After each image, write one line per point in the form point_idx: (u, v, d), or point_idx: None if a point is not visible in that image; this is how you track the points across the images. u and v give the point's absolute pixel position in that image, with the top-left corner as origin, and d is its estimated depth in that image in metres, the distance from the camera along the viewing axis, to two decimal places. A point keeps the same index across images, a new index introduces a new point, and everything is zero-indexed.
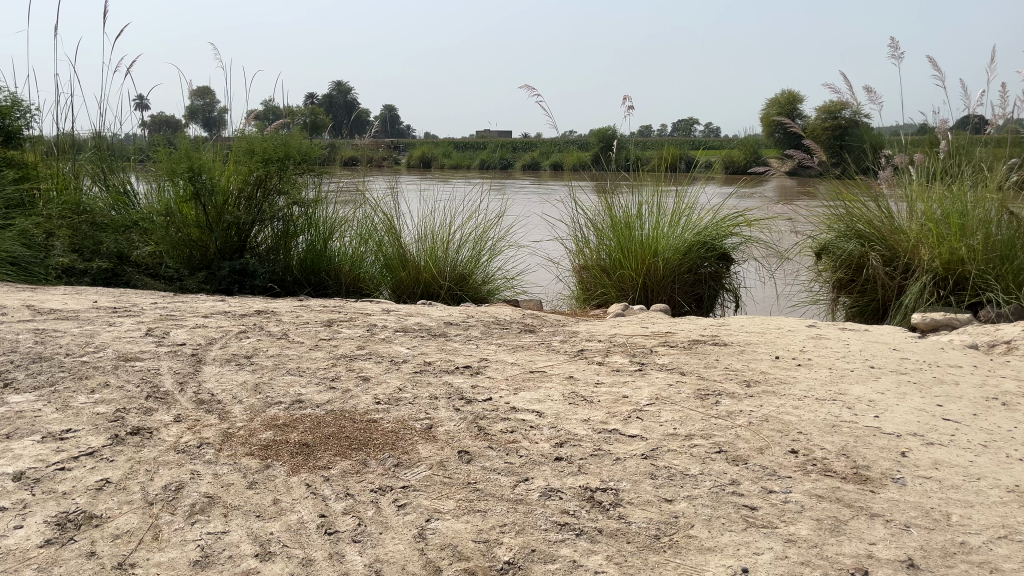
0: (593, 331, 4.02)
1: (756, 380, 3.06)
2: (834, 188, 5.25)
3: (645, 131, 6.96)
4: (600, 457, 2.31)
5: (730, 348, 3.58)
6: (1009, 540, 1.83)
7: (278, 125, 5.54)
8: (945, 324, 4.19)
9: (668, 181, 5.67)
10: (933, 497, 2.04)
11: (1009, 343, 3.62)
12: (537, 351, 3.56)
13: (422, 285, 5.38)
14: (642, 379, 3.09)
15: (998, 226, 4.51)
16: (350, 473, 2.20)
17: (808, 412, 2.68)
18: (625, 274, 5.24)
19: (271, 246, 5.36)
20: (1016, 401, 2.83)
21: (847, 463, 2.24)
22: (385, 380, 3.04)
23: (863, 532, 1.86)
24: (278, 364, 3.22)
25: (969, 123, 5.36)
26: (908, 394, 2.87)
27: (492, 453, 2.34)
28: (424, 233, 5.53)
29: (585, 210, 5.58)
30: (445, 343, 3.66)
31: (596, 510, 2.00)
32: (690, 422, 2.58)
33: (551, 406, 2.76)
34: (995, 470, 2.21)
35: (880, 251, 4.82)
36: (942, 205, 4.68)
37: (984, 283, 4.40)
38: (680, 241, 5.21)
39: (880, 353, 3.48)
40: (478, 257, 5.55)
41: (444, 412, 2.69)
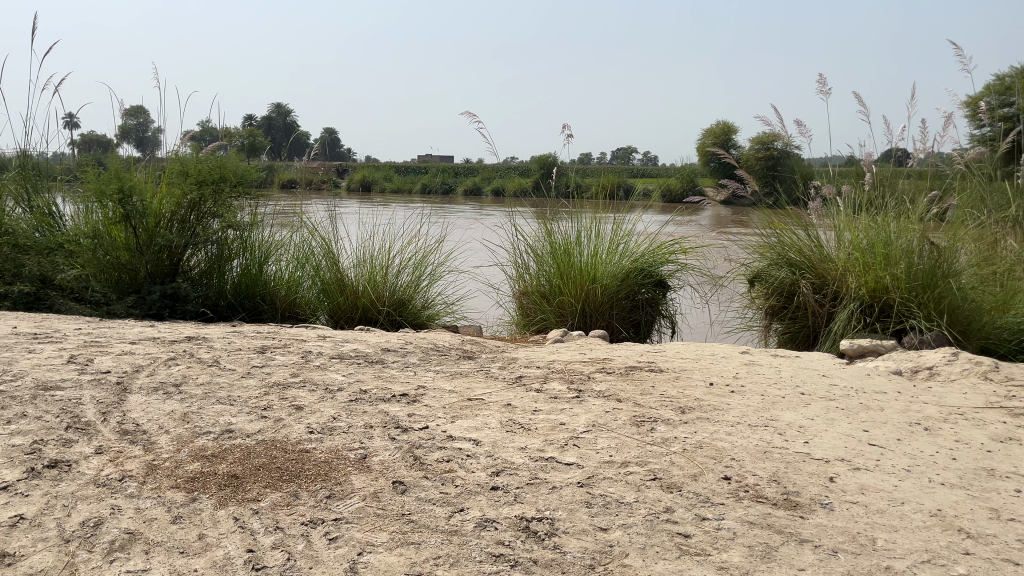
0: (531, 357, 4.03)
1: (691, 406, 3.10)
2: (767, 217, 5.39)
3: (584, 158, 7.07)
4: (536, 485, 2.30)
5: (666, 374, 3.62)
6: (932, 564, 1.87)
7: (215, 147, 5.43)
8: (872, 350, 4.32)
9: (607, 209, 5.77)
10: (859, 522, 2.08)
11: (931, 369, 3.76)
12: (476, 378, 3.54)
13: (360, 309, 5.29)
14: (579, 406, 3.10)
15: (921, 255, 4.62)
16: (280, 506, 2.15)
17: (741, 438, 2.72)
18: (565, 299, 5.27)
19: (203, 270, 5.23)
20: (938, 426, 2.93)
21: (778, 489, 2.28)
22: (319, 409, 2.97)
23: (793, 558, 1.89)
24: (208, 392, 3.12)
25: (892, 155, 5.59)
26: (835, 420, 2.95)
27: (427, 483, 2.31)
28: (362, 258, 5.47)
29: (525, 236, 5.62)
30: (382, 370, 3.62)
31: (531, 540, 1.98)
32: (626, 449, 2.60)
33: (488, 434, 2.74)
34: (917, 494, 2.27)
35: (810, 279, 4.97)
36: (867, 234, 4.82)
37: (908, 310, 4.54)
38: (618, 268, 5.28)
39: (810, 379, 3.57)
40: (418, 281, 5.50)
41: (379, 441, 2.65)
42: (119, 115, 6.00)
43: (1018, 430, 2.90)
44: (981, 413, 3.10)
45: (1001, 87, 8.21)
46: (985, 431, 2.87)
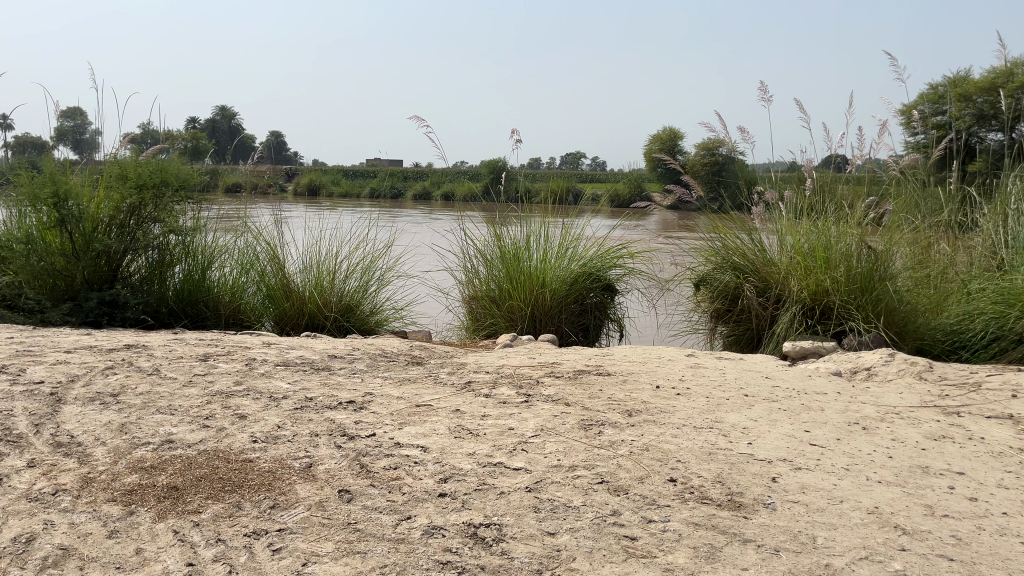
0: (480, 362, 4.02)
1: (638, 409, 3.13)
2: (712, 221, 5.48)
3: (533, 163, 7.09)
4: (484, 491, 2.29)
5: (613, 378, 3.65)
6: (870, 561, 1.91)
7: (156, 150, 5.33)
8: (814, 352, 4.42)
9: (555, 214, 5.80)
10: (800, 521, 2.12)
11: (869, 369, 3.86)
12: (424, 384, 3.52)
13: (306, 315, 5.20)
14: (528, 410, 3.10)
15: (859, 259, 4.75)
16: (222, 517, 2.10)
17: (686, 440, 2.76)
18: (514, 304, 5.27)
19: (144, 276, 5.10)
20: (876, 425, 3.01)
21: (722, 490, 2.31)
22: (263, 418, 2.92)
23: (736, 558, 1.92)
24: (148, 402, 3.04)
25: (832, 162, 5.73)
26: (778, 421, 3.00)
27: (374, 491, 2.29)
28: (309, 263, 5.38)
29: (474, 241, 5.60)
30: (328, 377, 3.57)
31: (479, 546, 1.97)
32: (573, 453, 2.61)
33: (436, 440, 2.73)
34: (856, 492, 2.33)
35: (754, 282, 5.06)
36: (809, 238, 4.93)
37: (847, 313, 4.66)
38: (567, 272, 5.31)
39: (754, 380, 3.63)
40: (366, 286, 5.44)
41: (325, 450, 2.61)
42: (55, 116, 5.81)
43: (950, 428, 3.00)
44: (916, 412, 3.20)
45: (934, 97, 8.51)
46: (920, 429, 2.96)
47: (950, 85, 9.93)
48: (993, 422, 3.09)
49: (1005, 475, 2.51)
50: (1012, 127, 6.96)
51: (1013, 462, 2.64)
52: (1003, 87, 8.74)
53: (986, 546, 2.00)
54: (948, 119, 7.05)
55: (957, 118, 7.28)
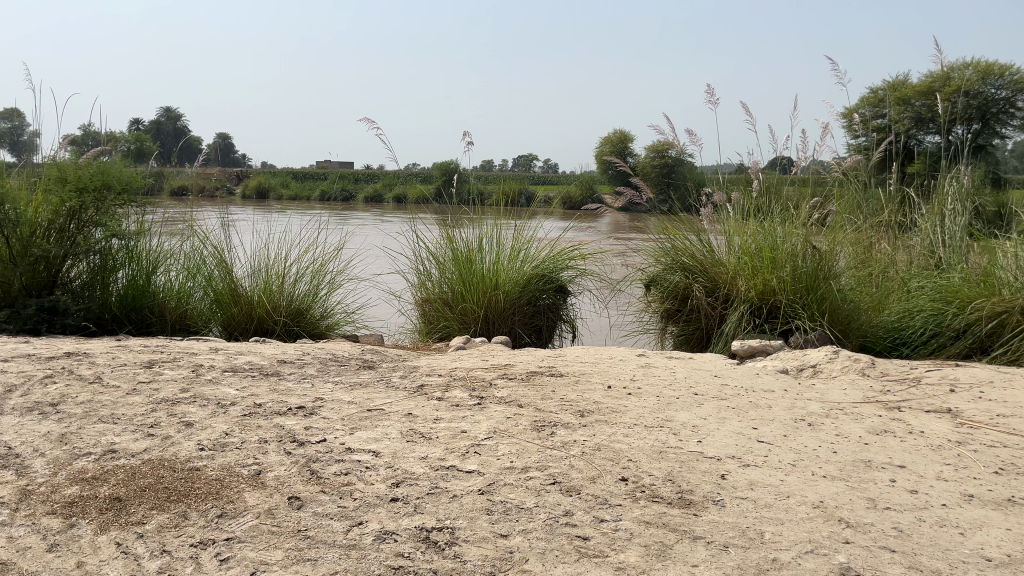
0: (433, 365, 4.00)
1: (590, 410, 3.15)
2: (662, 222, 5.53)
3: (485, 165, 7.09)
4: (436, 495, 2.28)
5: (566, 379, 3.67)
6: (815, 554, 1.95)
7: (98, 151, 5.17)
8: (761, 350, 4.49)
9: (507, 215, 5.81)
10: (748, 516, 2.16)
11: (815, 367, 3.95)
12: (376, 388, 3.49)
13: (255, 320, 5.11)
14: (480, 413, 3.09)
15: (804, 258, 4.85)
16: (167, 528, 2.05)
17: (638, 439, 2.78)
18: (467, 306, 5.25)
19: (85, 282, 4.95)
20: (821, 421, 3.07)
21: (672, 489, 2.34)
22: (210, 425, 2.86)
23: (686, 555, 1.94)
24: (89, 411, 2.96)
25: (777, 163, 5.84)
26: (726, 419, 3.05)
27: (324, 498, 2.26)
28: (257, 267, 5.28)
29: (426, 244, 5.57)
30: (277, 383, 3.51)
31: (432, 550, 1.96)
32: (526, 455, 2.61)
33: (388, 444, 2.70)
34: (802, 487, 2.37)
35: (703, 282, 5.14)
36: (755, 239, 5.01)
37: (793, 312, 4.76)
38: (519, 274, 5.33)
39: (703, 379, 3.68)
40: (317, 290, 5.36)
41: (274, 456, 2.57)
42: None
43: (891, 422, 3.08)
44: (859, 408, 3.28)
45: (874, 100, 8.75)
46: (862, 425, 3.03)
47: (889, 89, 10.23)
48: (932, 416, 3.19)
49: (944, 468, 2.58)
50: (947, 130, 7.20)
51: (951, 455, 2.72)
52: (941, 90, 9.01)
53: (926, 537, 2.05)
54: (887, 122, 7.26)
55: (896, 121, 7.49)
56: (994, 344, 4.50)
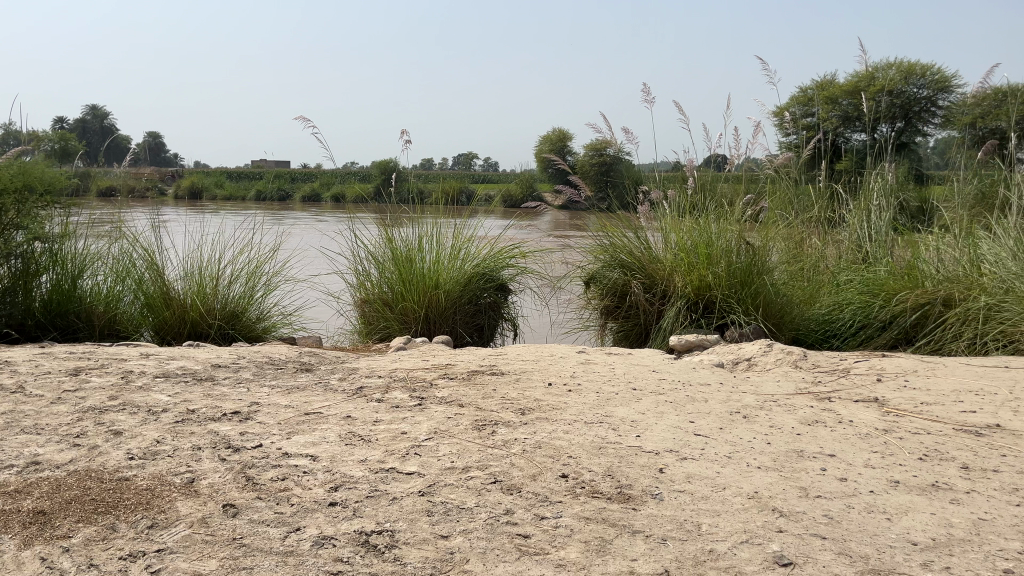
0: (372, 367, 3.96)
1: (530, 408, 3.16)
2: (601, 220, 5.57)
3: (425, 163, 7.04)
4: (376, 498, 2.26)
5: (506, 377, 3.67)
6: (750, 544, 1.99)
7: (20, 150, 5.04)
8: (698, 345, 4.57)
9: (447, 214, 5.79)
10: (686, 509, 2.19)
11: (749, 361, 4.04)
12: (314, 391, 3.43)
13: (189, 324, 4.97)
14: (421, 413, 3.07)
15: (738, 254, 4.95)
16: (95, 541, 1.98)
17: (577, 436, 2.80)
18: (407, 306, 5.21)
19: (5, 287, 4.72)
20: (755, 413, 3.14)
21: (612, 484, 2.36)
22: (140, 433, 2.77)
23: (626, 550, 1.96)
24: (11, 422, 2.83)
25: (712, 161, 5.95)
26: (664, 413, 3.10)
27: (260, 504, 2.21)
28: (190, 270, 5.13)
29: (365, 243, 5.50)
30: (212, 388, 3.42)
31: (371, 554, 1.94)
32: (467, 455, 2.60)
33: (326, 448, 2.66)
34: (737, 479, 2.42)
35: (641, 279, 5.20)
36: (691, 235, 5.09)
37: (728, 306, 4.86)
38: (460, 273, 5.31)
39: (641, 375, 3.73)
40: (253, 292, 5.24)
41: (208, 463, 2.50)
42: None
43: (823, 413, 3.17)
44: (792, 399, 3.36)
45: (802, 99, 8.99)
46: (795, 416, 3.11)
47: (817, 89, 10.54)
48: (860, 406, 3.29)
49: (872, 455, 2.67)
50: (873, 128, 7.45)
51: (878, 443, 2.81)
52: (866, 90, 9.32)
53: (855, 523, 2.12)
54: (816, 120, 7.46)
55: (824, 120, 7.71)
56: (917, 334, 4.74)
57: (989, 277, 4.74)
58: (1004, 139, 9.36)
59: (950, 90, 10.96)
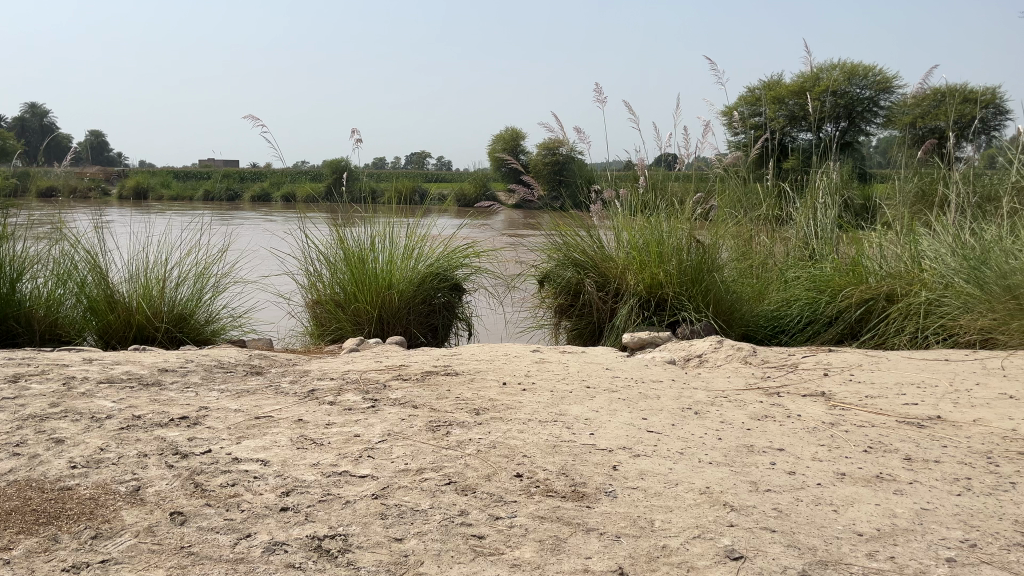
0: (324, 369, 3.91)
1: (484, 408, 3.15)
2: (554, 219, 5.59)
3: (377, 162, 6.99)
4: (328, 502, 2.23)
5: (461, 377, 3.66)
6: (702, 539, 2.01)
7: None
8: (650, 342, 4.62)
9: (400, 214, 5.75)
10: (639, 506, 2.21)
11: (700, 357, 4.10)
12: (265, 395, 3.38)
13: (134, 327, 4.85)
14: (374, 415, 3.05)
15: (689, 252, 5.01)
16: (36, 553, 1.91)
17: (532, 435, 2.81)
18: (360, 307, 5.15)
19: None
20: (706, 409, 3.19)
21: (566, 482, 2.37)
22: (83, 441, 2.69)
23: (580, 548, 1.97)
24: None
25: (663, 160, 6.02)
26: (618, 411, 3.12)
27: (210, 511, 2.16)
28: (135, 272, 5.00)
29: (315, 244, 5.43)
30: (159, 393, 3.34)
31: (324, 559, 1.91)
32: (421, 456, 2.59)
33: (277, 453, 2.62)
34: (689, 474, 2.45)
35: (594, 277, 5.24)
36: (643, 234, 5.14)
37: (680, 304, 4.92)
38: (413, 273, 5.29)
39: (595, 372, 3.76)
40: (201, 294, 5.14)
41: (154, 471, 2.44)
42: None
43: (771, 408, 3.23)
44: (742, 394, 3.42)
45: (750, 99, 9.16)
46: (745, 411, 3.17)
47: (764, 89, 10.74)
48: (808, 400, 3.36)
49: (819, 448, 2.73)
50: (818, 128, 7.62)
51: (825, 436, 2.87)
52: (812, 91, 9.52)
53: (803, 516, 2.16)
54: (763, 120, 7.60)
55: (771, 120, 7.87)
56: (862, 329, 4.88)
57: (929, 273, 4.89)
58: (942, 138, 9.66)
59: (891, 91, 11.27)
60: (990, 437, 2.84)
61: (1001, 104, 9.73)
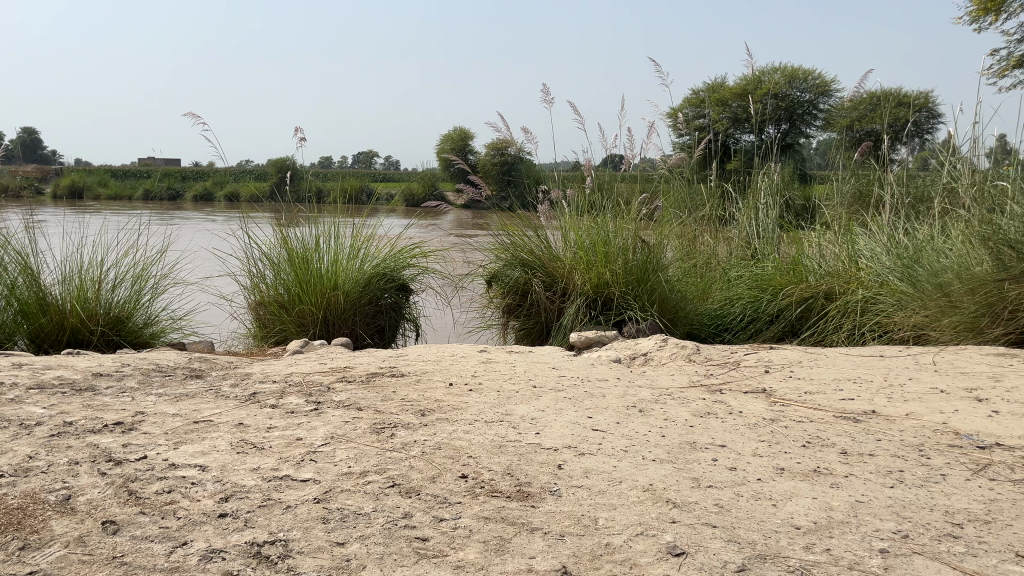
0: (267, 371, 3.83)
1: (430, 409, 3.13)
2: (501, 219, 5.59)
3: (323, 161, 6.89)
4: (269, 507, 2.18)
5: (407, 378, 3.63)
6: (645, 536, 2.03)
7: None
8: (597, 341, 4.65)
9: (346, 214, 5.68)
10: (584, 504, 2.22)
11: (646, 355, 4.14)
12: (204, 399, 3.29)
13: (68, 331, 4.70)
14: (317, 418, 3.00)
15: (635, 252, 5.05)
16: None
17: (477, 435, 2.80)
18: (305, 308, 5.07)
19: None
20: (650, 407, 3.22)
21: (511, 482, 2.37)
22: (11, 449, 2.59)
23: (524, 548, 1.96)
24: None
25: (610, 160, 6.06)
26: (563, 410, 3.13)
27: (144, 519, 2.10)
28: (69, 273, 4.83)
29: (259, 244, 5.33)
30: (92, 399, 3.23)
31: (263, 565, 1.87)
32: (364, 459, 2.55)
33: (216, 458, 2.56)
34: (633, 472, 2.47)
35: (541, 277, 5.25)
36: (589, 234, 5.17)
37: (626, 303, 4.97)
38: (358, 274, 5.23)
39: (541, 372, 3.76)
40: (138, 295, 5.00)
41: (86, 478, 2.36)
42: None
43: (714, 404, 3.28)
44: (685, 392, 3.46)
45: (694, 101, 9.30)
46: (688, 408, 3.20)
47: (709, 91, 10.92)
48: (749, 396, 3.42)
49: (759, 444, 2.77)
50: (760, 130, 7.78)
51: (766, 431, 2.93)
52: (754, 93, 9.71)
53: (744, 511, 2.19)
54: (707, 122, 7.72)
55: (714, 121, 8.00)
56: (803, 326, 5.00)
57: (866, 272, 5.04)
58: (878, 140, 9.93)
59: (830, 95, 11.56)
60: (922, 430, 2.93)
61: (933, 107, 10.05)
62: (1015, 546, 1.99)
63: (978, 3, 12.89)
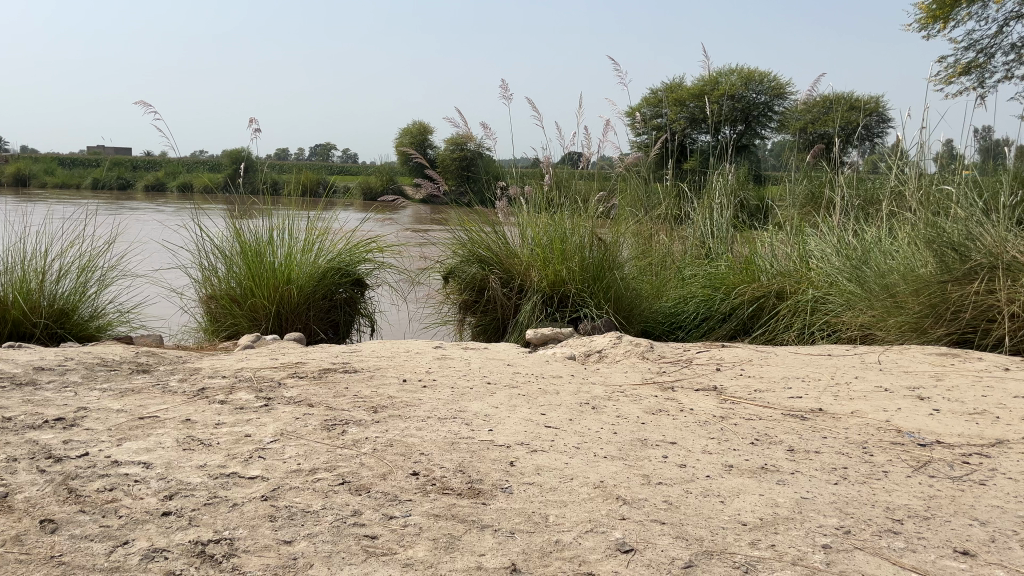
0: (216, 366, 3.77)
1: (383, 405, 3.10)
2: (460, 215, 5.54)
3: (279, 152, 6.78)
4: (214, 505, 2.14)
5: (360, 374, 3.60)
6: (595, 533, 2.04)
7: None
8: (553, 338, 4.66)
9: (301, 207, 5.59)
10: (535, 501, 2.22)
11: (600, 352, 4.16)
12: (150, 394, 3.22)
13: (8, 324, 4.55)
14: (267, 415, 2.95)
15: (591, 249, 5.07)
16: None
17: (430, 432, 2.78)
18: (257, 302, 5.00)
19: None
20: (603, 404, 3.24)
21: (462, 479, 2.36)
22: None
23: (473, 545, 1.96)
24: None
25: (569, 157, 6.06)
26: (517, 406, 3.13)
27: (84, 518, 2.04)
28: (10, 264, 4.68)
29: (211, 236, 5.23)
30: (33, 393, 3.14)
31: (207, 564, 1.84)
32: (314, 456, 2.52)
33: (161, 454, 2.50)
34: (585, 469, 2.48)
35: (498, 273, 5.24)
36: (546, 231, 5.16)
37: (581, 300, 5.00)
38: (313, 268, 5.16)
39: (496, 368, 3.76)
40: (84, 288, 4.87)
41: (24, 476, 2.29)
42: None
43: (666, 402, 3.31)
44: (638, 389, 3.49)
45: (653, 101, 9.37)
46: (640, 405, 3.23)
47: (667, 91, 11.01)
48: (700, 394, 3.46)
49: (709, 441, 2.81)
50: (716, 131, 7.88)
51: (716, 429, 2.96)
52: (712, 94, 9.83)
53: (692, 507, 2.21)
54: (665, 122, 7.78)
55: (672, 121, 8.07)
56: (754, 325, 5.08)
57: (816, 272, 5.13)
58: (829, 143, 10.12)
59: (784, 97, 11.74)
60: (866, 428, 2.99)
61: (882, 112, 10.27)
62: (953, 542, 2.04)
63: (927, 11, 13.19)
